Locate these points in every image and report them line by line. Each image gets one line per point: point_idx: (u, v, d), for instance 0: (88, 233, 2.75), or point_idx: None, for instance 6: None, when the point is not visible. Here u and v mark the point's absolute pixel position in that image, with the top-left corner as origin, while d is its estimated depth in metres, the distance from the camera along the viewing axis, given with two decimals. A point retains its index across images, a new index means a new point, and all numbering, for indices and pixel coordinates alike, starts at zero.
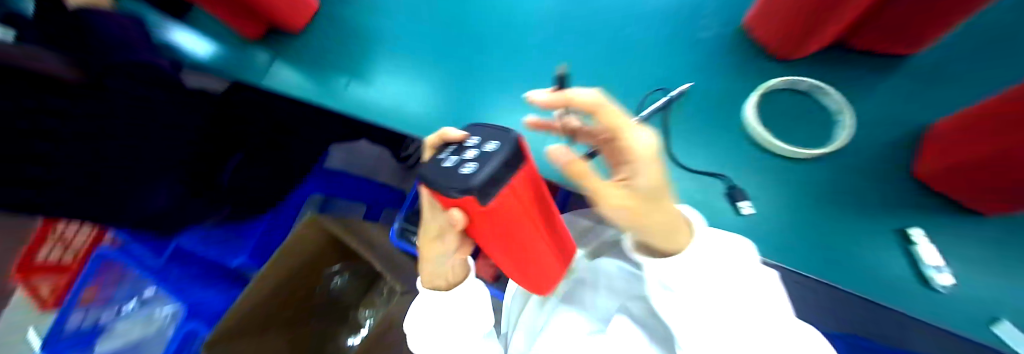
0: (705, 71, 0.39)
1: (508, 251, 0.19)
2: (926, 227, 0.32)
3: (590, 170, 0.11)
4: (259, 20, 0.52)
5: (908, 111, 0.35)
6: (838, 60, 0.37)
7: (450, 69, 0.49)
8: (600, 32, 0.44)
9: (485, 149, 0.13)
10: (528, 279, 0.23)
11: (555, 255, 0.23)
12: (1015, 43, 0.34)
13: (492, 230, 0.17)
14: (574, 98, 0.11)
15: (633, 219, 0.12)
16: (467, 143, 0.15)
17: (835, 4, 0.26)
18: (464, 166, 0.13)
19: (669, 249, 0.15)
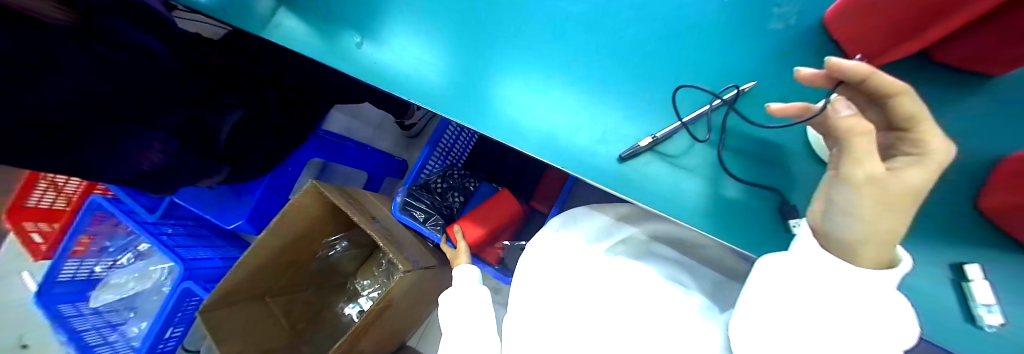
0: (764, 68, 0.36)
1: (483, 217, 0.65)
2: (982, 265, 0.30)
3: (921, 118, 0.20)
4: None
5: (986, 135, 0.32)
6: (916, 70, 0.33)
7: (473, 32, 0.43)
8: (652, 7, 0.39)
9: (417, 207, 0.70)
10: (494, 210, 0.67)
11: (494, 204, 0.67)
12: None
13: (473, 217, 0.65)
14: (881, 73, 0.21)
15: (904, 205, 0.21)
16: (420, 215, 0.69)
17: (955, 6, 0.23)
18: (421, 213, 0.69)
19: (867, 252, 0.22)
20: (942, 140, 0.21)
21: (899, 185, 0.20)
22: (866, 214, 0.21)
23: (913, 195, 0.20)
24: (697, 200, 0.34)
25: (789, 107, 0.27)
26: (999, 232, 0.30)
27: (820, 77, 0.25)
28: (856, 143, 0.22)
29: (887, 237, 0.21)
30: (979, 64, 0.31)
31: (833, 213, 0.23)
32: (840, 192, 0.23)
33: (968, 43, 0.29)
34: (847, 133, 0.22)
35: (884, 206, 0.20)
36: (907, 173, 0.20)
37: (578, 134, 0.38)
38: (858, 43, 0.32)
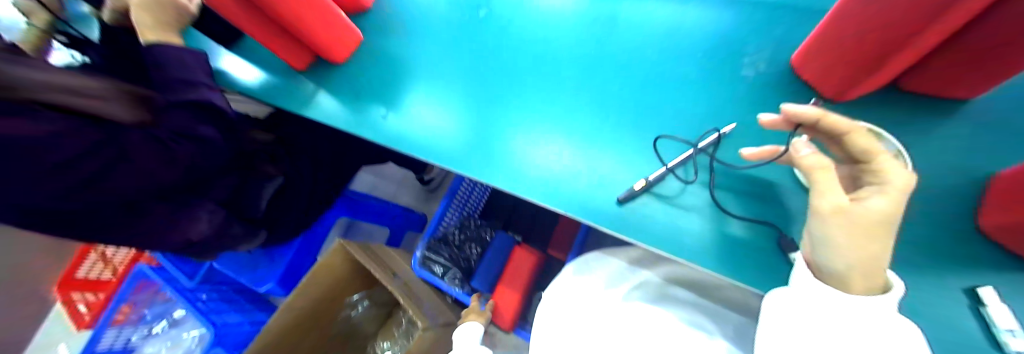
0: (746, 110, 0.40)
1: (513, 282, 0.68)
2: (1004, 289, 0.30)
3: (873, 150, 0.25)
4: (307, 49, 0.55)
5: (969, 157, 0.34)
6: (886, 103, 0.37)
7: (484, 99, 0.50)
8: (636, 67, 0.45)
9: (439, 267, 0.71)
10: (522, 271, 0.69)
11: (523, 263, 0.69)
12: None
13: (506, 281, 0.68)
14: (828, 118, 0.26)
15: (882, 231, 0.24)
16: (438, 270, 0.71)
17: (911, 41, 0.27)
18: (439, 269, 0.71)
19: (853, 277, 0.25)
20: (901, 170, 0.24)
21: (869, 213, 0.23)
22: (840, 240, 0.24)
23: (887, 221, 0.23)
24: (699, 238, 0.36)
25: (761, 150, 0.32)
26: (1012, 253, 0.30)
27: (780, 123, 0.31)
28: (816, 179, 0.25)
29: (873, 260, 0.24)
30: (946, 90, 0.34)
31: (817, 243, 0.26)
32: (818, 222, 0.26)
33: (933, 70, 0.33)
34: (810, 169, 0.26)
35: (864, 233, 0.23)
36: (872, 202, 0.24)
37: (580, 181, 0.41)
38: (824, 83, 0.37)
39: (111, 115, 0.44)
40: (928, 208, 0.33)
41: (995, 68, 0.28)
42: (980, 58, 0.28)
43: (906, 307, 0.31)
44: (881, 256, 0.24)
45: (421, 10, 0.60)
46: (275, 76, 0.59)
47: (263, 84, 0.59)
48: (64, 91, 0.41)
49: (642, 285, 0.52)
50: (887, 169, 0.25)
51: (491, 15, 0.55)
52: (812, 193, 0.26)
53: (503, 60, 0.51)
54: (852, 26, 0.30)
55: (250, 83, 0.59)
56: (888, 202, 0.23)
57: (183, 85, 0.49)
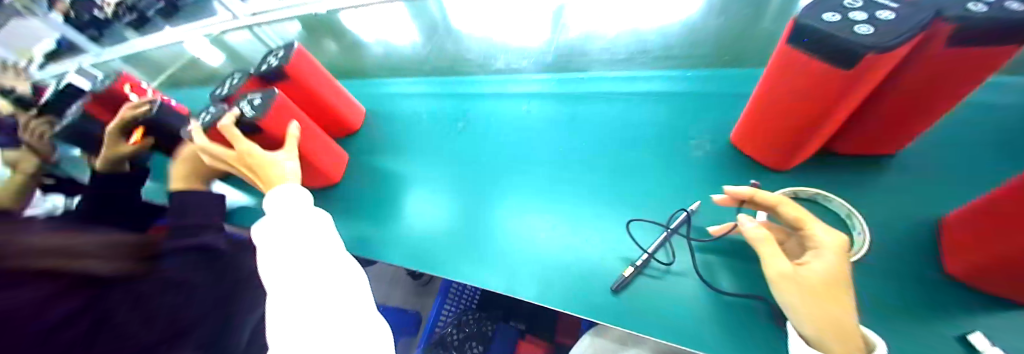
0: (708, 185, 0.44)
1: None
2: (993, 335, 0.30)
3: (802, 216, 0.31)
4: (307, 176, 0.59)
5: (906, 206, 0.39)
6: (823, 165, 0.42)
7: (472, 203, 0.53)
8: (603, 158, 0.51)
9: None
10: None
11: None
12: (963, 151, 0.41)
13: None
14: (758, 196, 0.33)
15: (833, 289, 0.27)
16: None
17: (826, 115, 0.33)
18: None
19: (838, 342, 0.26)
20: (827, 231, 0.29)
21: (809, 277, 0.27)
22: (801, 306, 0.28)
23: (830, 281, 0.27)
24: (699, 321, 0.36)
25: (724, 227, 0.39)
26: (985, 296, 0.32)
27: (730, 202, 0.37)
28: (761, 248, 0.31)
29: (839, 321, 0.26)
30: (875, 148, 0.40)
31: (788, 308, 0.29)
32: (778, 288, 0.30)
33: (854, 132, 0.38)
34: (755, 240, 0.32)
35: (814, 298, 0.27)
36: (812, 265, 0.28)
37: (573, 274, 0.42)
38: (765, 156, 0.42)
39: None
40: (892, 258, 0.36)
41: (900, 124, 0.35)
42: (891, 118, 0.34)
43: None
44: (848, 318, 0.26)
45: (408, 127, 0.67)
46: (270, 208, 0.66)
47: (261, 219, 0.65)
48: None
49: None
50: (818, 236, 0.29)
51: (469, 125, 0.63)
52: (762, 261, 0.31)
53: (487, 164, 0.57)
54: (772, 110, 0.37)
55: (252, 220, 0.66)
56: (825, 265, 0.27)
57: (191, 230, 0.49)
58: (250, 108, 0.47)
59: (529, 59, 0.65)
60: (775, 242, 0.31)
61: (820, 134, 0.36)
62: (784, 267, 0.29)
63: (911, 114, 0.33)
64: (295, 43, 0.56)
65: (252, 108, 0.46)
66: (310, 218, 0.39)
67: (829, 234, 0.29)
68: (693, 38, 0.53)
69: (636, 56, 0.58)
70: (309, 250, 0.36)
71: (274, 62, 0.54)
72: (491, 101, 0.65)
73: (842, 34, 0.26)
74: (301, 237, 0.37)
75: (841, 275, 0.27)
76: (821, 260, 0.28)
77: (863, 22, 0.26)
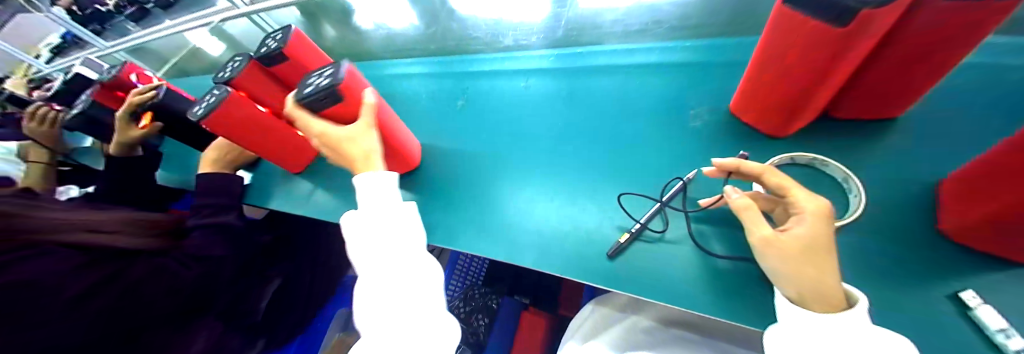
0: (705, 154, 0.45)
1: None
2: (977, 287, 0.31)
3: (787, 184, 0.30)
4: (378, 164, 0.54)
5: (907, 169, 0.38)
6: (823, 130, 0.42)
7: (473, 178, 0.54)
8: (600, 131, 0.51)
9: None
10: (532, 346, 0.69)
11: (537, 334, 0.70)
12: (976, 108, 0.39)
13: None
14: (747, 165, 0.33)
15: (817, 253, 0.27)
16: None
17: (825, 77, 0.32)
18: None
19: (825, 297, 0.27)
20: (811, 195, 0.29)
21: (789, 241, 0.28)
22: (784, 268, 0.28)
23: (812, 243, 0.27)
24: (692, 282, 0.37)
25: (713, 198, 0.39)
26: (975, 251, 0.33)
27: (716, 173, 0.37)
28: (745, 216, 0.31)
29: (820, 280, 0.27)
30: (875, 111, 0.39)
31: (772, 271, 0.30)
32: (763, 253, 0.30)
33: (854, 95, 0.38)
34: (738, 209, 0.32)
35: (796, 260, 0.27)
36: (794, 229, 0.28)
37: (570, 242, 0.43)
38: (764, 124, 0.42)
39: (129, 245, 0.46)
40: (885, 219, 0.37)
41: (904, 83, 0.34)
42: (893, 76, 0.33)
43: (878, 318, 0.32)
44: (829, 278, 0.27)
45: (407, 105, 0.68)
46: (282, 188, 0.70)
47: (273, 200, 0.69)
48: (86, 228, 0.44)
49: (632, 326, 0.54)
50: (804, 201, 0.29)
51: (469, 103, 0.63)
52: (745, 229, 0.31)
53: (488, 141, 0.57)
54: (770, 75, 0.36)
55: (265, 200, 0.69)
56: (806, 229, 0.27)
57: (213, 210, 0.59)
58: (313, 79, 0.40)
59: (540, 35, 0.64)
60: (756, 208, 0.31)
61: (814, 98, 0.35)
62: (770, 231, 0.29)
63: (915, 76, 0.32)
64: (291, 24, 0.56)
65: (320, 81, 0.38)
66: (393, 201, 0.40)
67: (811, 198, 0.29)
68: (714, 4, 0.50)
69: (653, 26, 0.56)
70: (369, 211, 0.39)
71: (272, 44, 0.54)
72: (491, 78, 0.65)
73: None
74: (368, 203, 0.39)
75: (824, 237, 0.27)
76: (807, 225, 0.27)
77: None
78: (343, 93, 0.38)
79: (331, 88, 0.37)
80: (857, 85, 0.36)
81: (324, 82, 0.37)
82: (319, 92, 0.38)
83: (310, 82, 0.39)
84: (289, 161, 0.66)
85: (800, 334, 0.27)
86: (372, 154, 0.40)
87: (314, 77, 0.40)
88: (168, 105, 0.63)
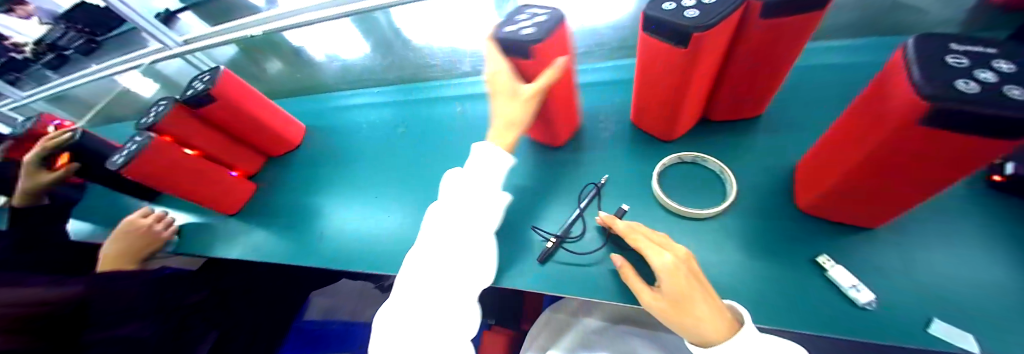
0: (615, 159, 0.50)
1: None
2: (829, 252, 0.37)
3: (646, 245, 0.34)
4: (557, 132, 0.50)
5: (775, 157, 0.45)
6: (708, 129, 0.49)
7: (420, 201, 0.57)
8: (528, 146, 0.56)
9: None
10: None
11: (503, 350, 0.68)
12: (820, 102, 0.47)
13: None
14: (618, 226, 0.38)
15: (686, 301, 0.30)
16: None
17: (687, 89, 0.39)
18: None
19: (706, 332, 0.31)
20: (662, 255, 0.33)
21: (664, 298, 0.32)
22: (668, 317, 0.32)
23: (679, 294, 0.31)
24: (605, 277, 0.40)
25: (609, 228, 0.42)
26: (823, 221, 0.39)
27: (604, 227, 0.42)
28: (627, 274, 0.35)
29: (697, 321, 0.30)
30: (744, 113, 0.47)
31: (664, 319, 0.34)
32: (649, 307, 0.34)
33: (721, 101, 0.45)
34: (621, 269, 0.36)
35: (675, 309, 0.31)
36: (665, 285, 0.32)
37: (504, 253, 0.46)
38: (657, 132, 0.49)
39: None
40: (763, 201, 0.42)
41: (752, 87, 0.42)
42: (740, 82, 0.41)
43: (761, 289, 0.37)
44: (703, 320, 0.30)
45: (351, 137, 0.71)
46: (217, 230, 0.67)
47: (203, 248, 0.65)
48: None
49: (584, 331, 0.56)
50: (660, 267, 0.32)
51: (409, 130, 0.67)
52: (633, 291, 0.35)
53: (432, 165, 0.61)
54: (652, 91, 0.43)
55: (196, 245, 0.66)
56: (669, 285, 0.31)
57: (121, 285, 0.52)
58: (525, 17, 0.39)
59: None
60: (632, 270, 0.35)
61: (688, 104, 0.42)
62: (651, 302, 0.33)
63: (757, 81, 0.41)
64: (220, 65, 0.57)
65: (525, 25, 0.38)
66: None
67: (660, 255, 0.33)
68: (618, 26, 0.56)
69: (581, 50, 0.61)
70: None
71: (198, 86, 0.55)
72: (431, 104, 0.68)
73: (677, 19, 0.32)
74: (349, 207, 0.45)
75: (684, 289, 0.30)
76: (670, 286, 0.31)
77: (690, 8, 0.32)
78: (532, 53, 0.37)
79: (526, 43, 0.36)
80: (725, 91, 0.43)
81: (525, 32, 0.37)
82: (522, 41, 0.37)
83: (511, 26, 0.39)
84: (222, 204, 0.63)
85: (695, 316, 0.30)
86: (513, 123, 0.43)
87: (527, 16, 0.39)
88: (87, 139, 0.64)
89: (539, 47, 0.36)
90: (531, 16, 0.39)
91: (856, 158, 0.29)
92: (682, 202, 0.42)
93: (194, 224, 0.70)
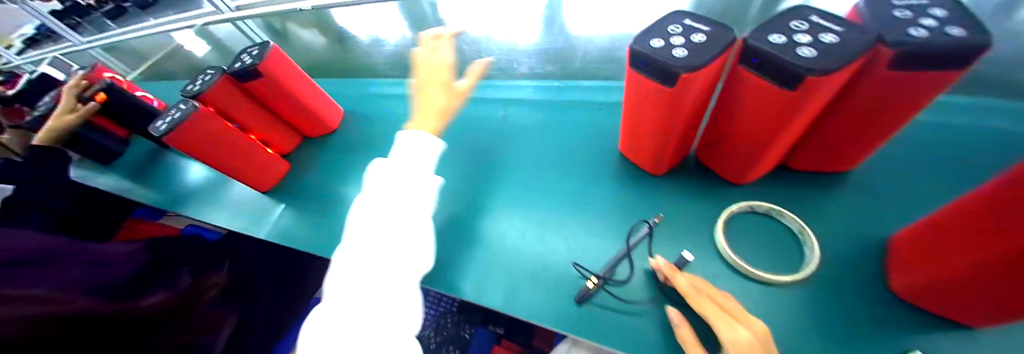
0: (669, 195, 0.45)
1: None
2: (923, 348, 0.31)
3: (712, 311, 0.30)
4: (672, 158, 0.43)
5: (860, 223, 0.39)
6: (782, 179, 0.44)
7: (449, 202, 0.55)
8: (571, 165, 0.52)
9: None
10: None
11: None
12: (920, 169, 0.41)
13: None
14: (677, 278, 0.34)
15: None
16: None
17: (779, 134, 0.34)
18: None
19: None
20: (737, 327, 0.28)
21: None
22: None
23: None
24: (649, 330, 0.36)
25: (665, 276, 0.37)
26: (918, 309, 0.33)
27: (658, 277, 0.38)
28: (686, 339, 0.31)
29: None
30: (830, 166, 0.41)
31: None
32: None
33: (808, 150, 0.40)
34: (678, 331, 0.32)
35: None
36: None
37: (537, 280, 0.43)
38: (726, 173, 0.43)
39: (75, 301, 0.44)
40: (842, 273, 0.37)
41: (852, 140, 0.36)
42: (840, 133, 0.36)
43: None
44: None
45: (387, 127, 0.69)
46: (247, 204, 0.67)
47: (230, 219, 0.65)
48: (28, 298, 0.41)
49: None
50: (728, 342, 0.28)
51: (447, 129, 0.65)
52: None
53: (466, 169, 0.58)
54: (732, 129, 0.38)
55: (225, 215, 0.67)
56: None
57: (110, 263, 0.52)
58: (676, 29, 0.32)
59: (557, 65, 0.62)
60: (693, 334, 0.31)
61: (774, 150, 0.36)
62: None
63: (859, 134, 0.35)
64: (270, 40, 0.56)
65: (677, 43, 0.31)
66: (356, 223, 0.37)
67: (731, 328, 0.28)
68: None
69: None
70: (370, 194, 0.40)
71: (248, 59, 0.54)
72: (472, 105, 0.66)
73: (785, 56, 0.27)
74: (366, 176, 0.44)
75: None
76: None
77: (805, 45, 0.28)
78: (676, 81, 0.30)
79: (671, 69, 0.30)
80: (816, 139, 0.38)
81: (675, 53, 0.30)
82: (670, 53, 0.30)
83: (654, 38, 0.32)
84: (254, 180, 0.63)
85: None
86: None
87: (679, 28, 0.32)
88: (118, 87, 0.70)
89: (688, 77, 0.29)
90: (684, 30, 0.32)
91: (960, 261, 0.25)
92: (750, 260, 0.37)
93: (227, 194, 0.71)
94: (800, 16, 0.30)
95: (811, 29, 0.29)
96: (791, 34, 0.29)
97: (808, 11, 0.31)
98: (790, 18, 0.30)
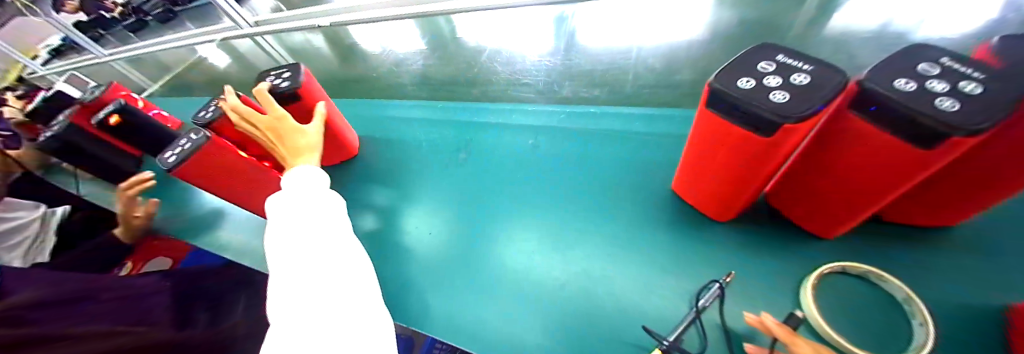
0: (729, 247, 0.41)
1: None
2: None
3: None
4: (741, 204, 0.38)
5: (966, 292, 0.33)
6: (861, 233, 0.39)
7: (467, 240, 0.50)
8: (615, 203, 0.48)
9: None
10: None
11: None
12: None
13: None
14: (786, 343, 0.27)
15: None
16: None
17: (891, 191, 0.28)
18: None
19: None
20: None
21: None
22: None
23: None
24: None
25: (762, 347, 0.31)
26: None
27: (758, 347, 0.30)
28: None
29: None
30: (931, 220, 0.36)
31: None
32: None
33: (909, 202, 0.35)
34: None
35: None
36: None
37: (575, 344, 0.37)
38: (809, 224, 0.38)
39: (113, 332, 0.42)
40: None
41: (974, 197, 0.30)
42: (957, 190, 0.31)
43: None
44: None
45: (408, 151, 0.66)
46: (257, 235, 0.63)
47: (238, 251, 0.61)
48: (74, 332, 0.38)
49: None
50: None
51: (472, 156, 0.60)
52: None
53: (494, 203, 0.53)
54: (826, 178, 0.32)
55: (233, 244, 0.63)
56: None
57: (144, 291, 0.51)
58: (768, 68, 0.27)
59: (607, 88, 0.58)
60: None
61: (877, 206, 0.31)
62: None
63: (985, 193, 0.30)
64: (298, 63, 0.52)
65: (773, 84, 0.26)
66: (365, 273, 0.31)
67: None
68: None
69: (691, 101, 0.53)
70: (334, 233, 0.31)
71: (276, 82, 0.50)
72: (499, 132, 0.62)
73: (924, 108, 0.22)
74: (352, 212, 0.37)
75: None
76: None
77: (945, 94, 0.23)
78: (777, 132, 0.25)
79: (766, 117, 0.25)
80: (923, 191, 0.33)
81: (773, 97, 0.25)
82: (762, 93, 0.26)
83: (740, 76, 0.27)
84: None
85: None
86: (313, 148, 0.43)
87: (772, 66, 0.28)
88: (132, 107, 0.68)
89: (791, 128, 0.24)
90: (779, 68, 0.27)
91: None
92: (844, 335, 0.31)
93: (236, 221, 0.68)
94: (926, 57, 0.26)
95: (946, 75, 0.24)
96: (920, 79, 0.24)
97: (935, 51, 0.26)
98: (915, 59, 0.26)
